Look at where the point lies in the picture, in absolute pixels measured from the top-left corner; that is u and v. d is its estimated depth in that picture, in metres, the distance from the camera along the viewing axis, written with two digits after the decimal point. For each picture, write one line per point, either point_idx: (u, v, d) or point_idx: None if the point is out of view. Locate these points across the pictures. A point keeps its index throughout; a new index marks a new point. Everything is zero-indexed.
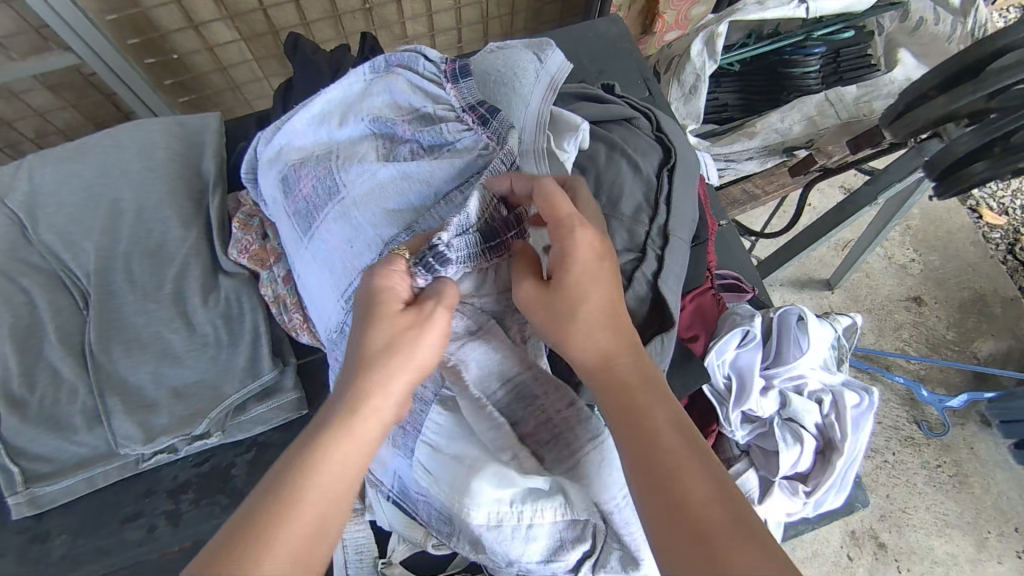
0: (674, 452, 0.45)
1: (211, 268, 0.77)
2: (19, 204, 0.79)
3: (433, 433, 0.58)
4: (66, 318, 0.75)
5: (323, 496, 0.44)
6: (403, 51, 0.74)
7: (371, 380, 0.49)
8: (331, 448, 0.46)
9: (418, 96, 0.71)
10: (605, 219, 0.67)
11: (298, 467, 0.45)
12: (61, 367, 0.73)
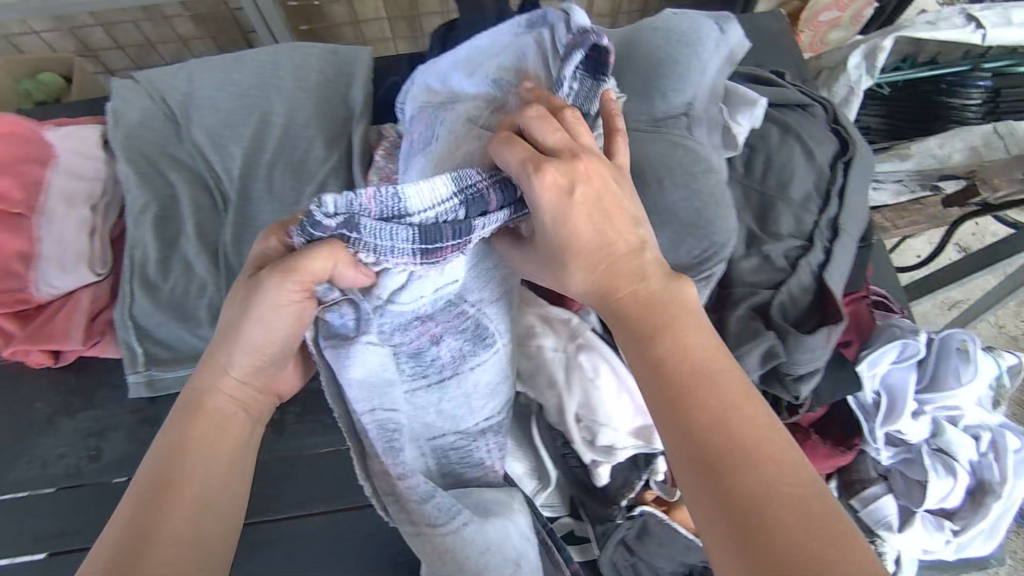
0: (707, 439, 0.39)
1: (349, 190, 0.76)
2: (177, 102, 0.81)
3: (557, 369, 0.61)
4: (205, 216, 0.77)
5: (197, 472, 0.48)
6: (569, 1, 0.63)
7: (221, 352, 0.51)
8: (236, 369, 0.51)
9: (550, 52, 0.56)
10: (771, 200, 0.62)
11: (176, 442, 0.49)
12: (195, 261, 0.75)
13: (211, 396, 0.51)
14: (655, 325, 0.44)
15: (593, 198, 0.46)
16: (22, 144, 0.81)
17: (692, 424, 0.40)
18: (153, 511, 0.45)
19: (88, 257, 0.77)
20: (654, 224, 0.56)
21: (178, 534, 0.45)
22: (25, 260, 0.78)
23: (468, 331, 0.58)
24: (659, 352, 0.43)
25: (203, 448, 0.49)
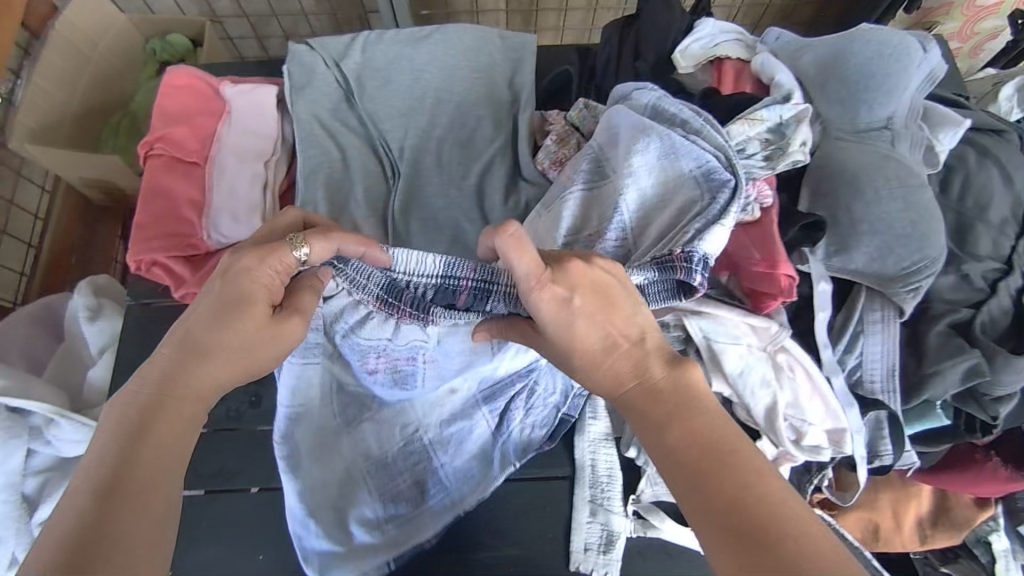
0: (743, 525, 0.42)
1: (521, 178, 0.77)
2: (352, 70, 0.83)
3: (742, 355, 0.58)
4: (374, 183, 0.79)
5: (147, 470, 0.46)
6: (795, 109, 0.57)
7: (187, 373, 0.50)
8: (214, 364, 0.51)
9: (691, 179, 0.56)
10: (969, 221, 0.62)
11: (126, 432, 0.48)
12: (362, 225, 0.76)
13: (180, 374, 0.50)
14: (677, 408, 0.48)
15: (592, 303, 0.49)
16: (199, 99, 0.85)
17: (729, 497, 0.44)
18: (120, 496, 0.44)
19: (259, 208, 0.79)
20: (866, 231, 0.57)
21: (133, 519, 0.44)
22: (196, 208, 0.80)
23: (422, 334, 0.61)
24: (673, 437, 0.47)
25: (155, 435, 0.48)
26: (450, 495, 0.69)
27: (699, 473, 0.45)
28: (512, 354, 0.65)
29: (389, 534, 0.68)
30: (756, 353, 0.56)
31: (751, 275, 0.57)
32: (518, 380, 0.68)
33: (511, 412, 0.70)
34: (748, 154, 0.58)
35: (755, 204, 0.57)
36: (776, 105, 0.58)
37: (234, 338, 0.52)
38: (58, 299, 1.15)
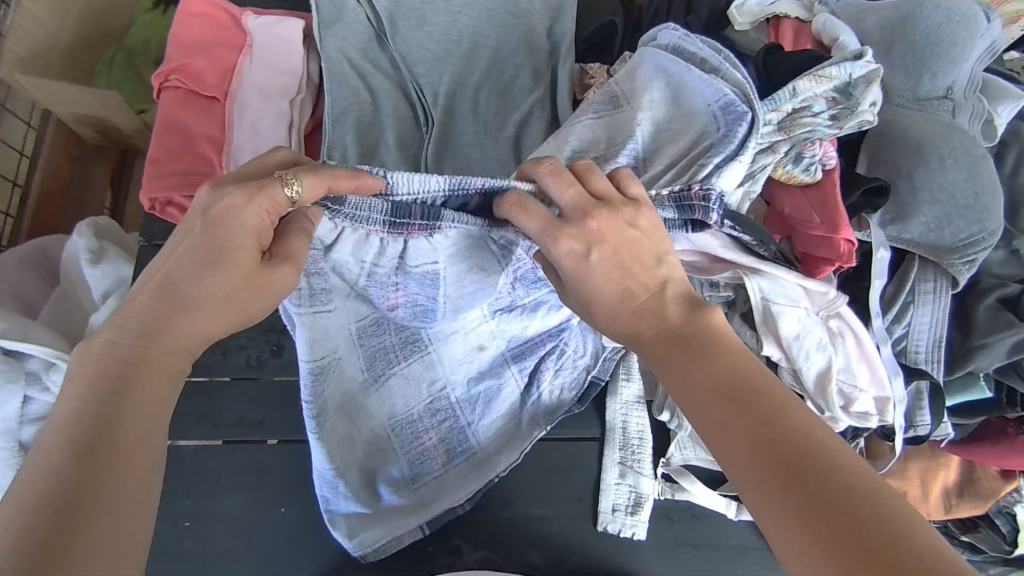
0: (774, 455, 0.40)
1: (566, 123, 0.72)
2: (384, 8, 0.79)
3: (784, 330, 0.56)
4: (406, 130, 0.76)
5: (134, 424, 0.44)
6: (857, 63, 0.53)
7: (182, 324, 0.48)
8: (198, 319, 0.49)
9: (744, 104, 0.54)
10: (1021, 197, 0.61)
11: (113, 386, 0.44)
12: (394, 172, 0.74)
13: (166, 326, 0.48)
14: (695, 350, 0.47)
15: (610, 254, 0.48)
16: (219, 31, 0.80)
17: (742, 432, 0.42)
18: (105, 443, 0.42)
19: (285, 148, 0.76)
20: (925, 199, 0.56)
21: (122, 466, 0.42)
22: (216, 145, 0.75)
23: (449, 267, 0.58)
24: (707, 379, 0.45)
25: (141, 386, 0.46)
26: (473, 452, 0.68)
27: (726, 415, 0.43)
28: (547, 311, 0.65)
29: (416, 496, 0.67)
30: (812, 317, 0.57)
31: (808, 238, 0.57)
32: (550, 338, 0.67)
33: (539, 372, 0.68)
34: (815, 113, 0.54)
35: (819, 165, 0.56)
36: (847, 62, 0.53)
37: (227, 280, 0.49)
38: (52, 242, 1.09)
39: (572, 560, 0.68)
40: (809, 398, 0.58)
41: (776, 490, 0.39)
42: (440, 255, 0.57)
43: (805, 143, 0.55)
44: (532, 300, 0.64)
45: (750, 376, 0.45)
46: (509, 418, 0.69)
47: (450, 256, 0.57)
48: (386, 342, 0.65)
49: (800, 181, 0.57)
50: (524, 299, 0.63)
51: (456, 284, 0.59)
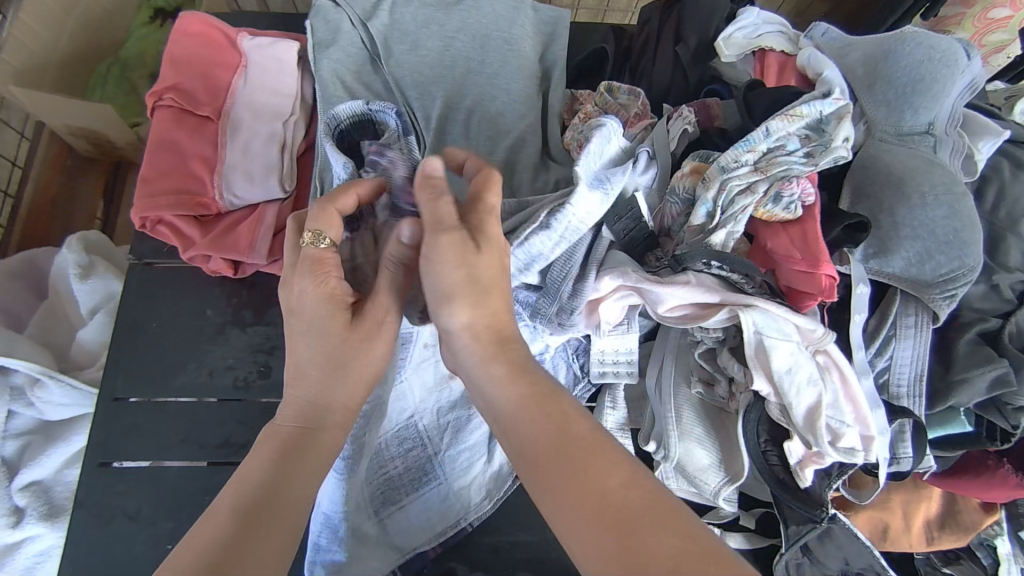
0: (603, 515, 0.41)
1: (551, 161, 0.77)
2: (378, 32, 0.80)
3: (775, 368, 0.57)
4: None
5: (294, 499, 0.47)
6: (822, 107, 0.62)
7: (336, 394, 0.52)
8: (352, 386, 0.53)
9: (735, 178, 0.61)
10: (1001, 231, 0.62)
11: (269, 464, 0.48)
12: None
13: (323, 404, 0.52)
14: (546, 417, 0.47)
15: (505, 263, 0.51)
16: (212, 49, 0.80)
17: (575, 496, 0.42)
18: (272, 502, 0.46)
19: (276, 169, 0.76)
20: (907, 235, 0.58)
21: (278, 524, 0.45)
22: (207, 165, 0.75)
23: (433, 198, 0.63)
24: (539, 422, 0.47)
25: (307, 455, 0.50)
26: (450, 494, 0.66)
27: (552, 470, 0.44)
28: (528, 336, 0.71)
29: (390, 536, 0.65)
30: (801, 352, 0.57)
31: (791, 273, 0.60)
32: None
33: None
34: (790, 151, 0.62)
35: (798, 203, 0.60)
36: (817, 101, 0.62)
37: (335, 349, 0.52)
38: (41, 253, 1.08)
39: None
40: (796, 433, 0.58)
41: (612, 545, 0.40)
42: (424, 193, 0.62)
43: (782, 182, 0.61)
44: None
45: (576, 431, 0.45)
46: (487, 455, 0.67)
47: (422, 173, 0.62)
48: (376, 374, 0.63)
49: (781, 219, 0.61)
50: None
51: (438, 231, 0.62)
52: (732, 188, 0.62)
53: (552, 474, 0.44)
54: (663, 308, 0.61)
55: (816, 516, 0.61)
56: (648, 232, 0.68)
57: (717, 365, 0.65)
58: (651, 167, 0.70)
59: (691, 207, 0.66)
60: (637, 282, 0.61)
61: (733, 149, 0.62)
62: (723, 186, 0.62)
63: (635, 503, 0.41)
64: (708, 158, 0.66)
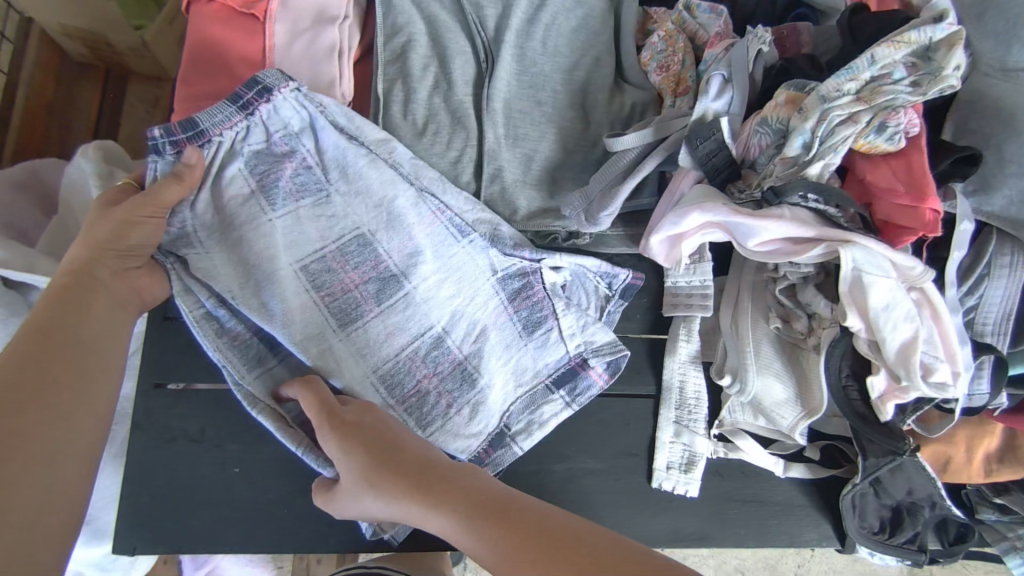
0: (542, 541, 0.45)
1: (625, 87, 0.74)
2: None
3: (872, 305, 0.57)
4: (466, 63, 0.71)
5: (83, 338, 0.53)
6: (939, 27, 0.55)
7: (127, 275, 0.57)
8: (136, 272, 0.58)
9: (837, 108, 0.57)
10: None
11: (54, 310, 0.53)
12: (456, 110, 0.70)
13: (115, 277, 0.56)
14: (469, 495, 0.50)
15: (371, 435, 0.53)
16: None
17: (519, 544, 0.45)
18: (25, 399, 0.48)
19: (338, 81, 0.70)
20: (1013, 173, 0.56)
21: (45, 423, 0.48)
22: (255, 69, 0.68)
23: (377, 224, 0.63)
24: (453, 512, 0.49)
25: (73, 358, 0.52)
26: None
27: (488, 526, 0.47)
28: (481, 272, 0.66)
29: None
30: (899, 289, 0.57)
31: (891, 206, 0.58)
32: (465, 361, 0.66)
33: (479, 370, 0.66)
34: (896, 80, 0.57)
35: (902, 134, 0.56)
36: (928, 26, 0.56)
37: (123, 280, 0.57)
38: (45, 165, 0.96)
39: (626, 514, 0.68)
40: (884, 366, 0.59)
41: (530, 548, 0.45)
42: (283, 257, 0.60)
43: (887, 112, 0.56)
44: (479, 287, 0.66)
45: (486, 497, 0.49)
46: (460, 430, 0.65)
47: (348, 230, 0.63)
48: (341, 344, 0.62)
49: (882, 151, 0.58)
50: (405, 341, 0.64)
51: (399, 242, 0.63)
52: (833, 118, 0.57)
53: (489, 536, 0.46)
54: (753, 243, 0.60)
55: (899, 448, 0.62)
56: (727, 160, 0.64)
57: (797, 301, 0.64)
58: (726, 92, 0.65)
59: (783, 140, 0.61)
60: (728, 214, 0.58)
61: (834, 77, 0.57)
62: (823, 116, 0.57)
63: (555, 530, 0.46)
64: (805, 86, 0.61)
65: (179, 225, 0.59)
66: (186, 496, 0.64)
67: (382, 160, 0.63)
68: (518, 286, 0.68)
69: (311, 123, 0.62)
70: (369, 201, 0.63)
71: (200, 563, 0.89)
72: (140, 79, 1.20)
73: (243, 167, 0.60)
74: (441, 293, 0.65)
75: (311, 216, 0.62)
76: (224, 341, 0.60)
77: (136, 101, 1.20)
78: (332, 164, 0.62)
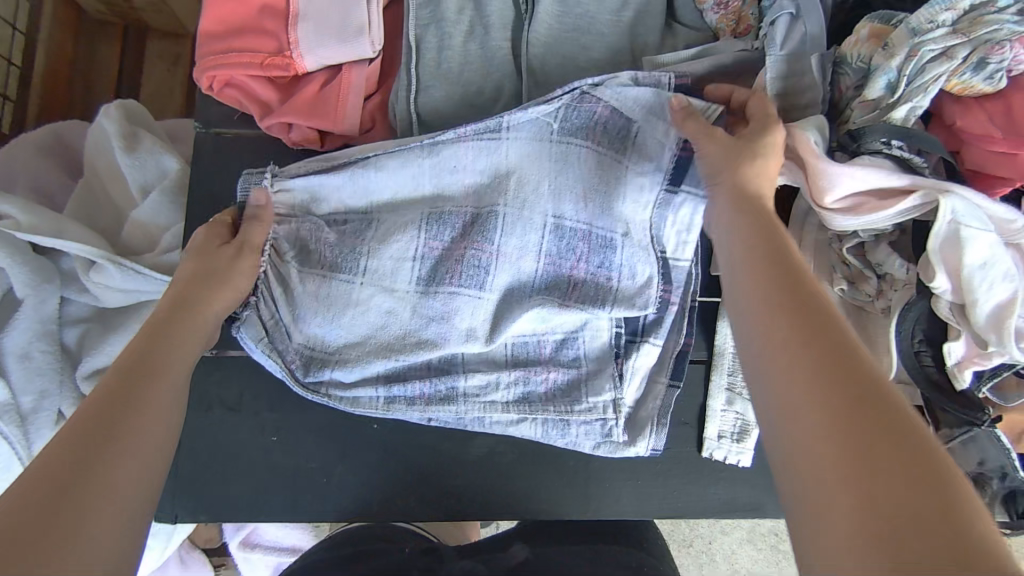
0: (832, 386, 0.37)
1: (678, 27, 0.68)
2: None
3: (972, 263, 0.51)
4: (505, 6, 0.66)
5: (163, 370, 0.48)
6: None
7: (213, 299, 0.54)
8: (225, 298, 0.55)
9: (932, 43, 0.50)
10: None
11: (148, 348, 0.49)
12: (496, 59, 0.66)
13: (193, 308, 0.53)
14: (784, 295, 0.43)
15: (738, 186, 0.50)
16: None
17: (815, 376, 0.38)
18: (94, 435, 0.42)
19: (370, 28, 0.63)
20: None
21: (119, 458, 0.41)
22: (279, 15, 0.64)
23: (434, 193, 0.60)
24: (759, 292, 0.44)
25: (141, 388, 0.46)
26: (623, 407, 0.63)
27: (786, 345, 0.41)
28: (534, 150, 0.59)
29: (638, 378, 0.64)
30: (1000, 244, 0.52)
31: (982, 154, 0.53)
32: (596, 229, 0.60)
33: (602, 219, 0.60)
34: (1001, 9, 0.50)
35: (1004, 73, 0.50)
36: None
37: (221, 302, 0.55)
38: (69, 127, 0.93)
39: (677, 482, 0.66)
40: (969, 330, 0.54)
41: (828, 422, 0.36)
42: (399, 284, 0.60)
43: (989, 46, 0.49)
44: (546, 160, 0.59)
45: (827, 322, 0.41)
46: (637, 304, 0.61)
47: (416, 217, 0.60)
48: (544, 345, 0.63)
49: (976, 92, 0.52)
50: (533, 262, 0.61)
51: (464, 186, 0.60)
52: (925, 54, 0.50)
53: (796, 351, 0.40)
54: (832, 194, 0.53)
55: (977, 419, 0.58)
56: (806, 98, 0.59)
57: (866, 261, 0.59)
58: (795, 29, 0.57)
59: (865, 80, 0.55)
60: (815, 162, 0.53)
61: (928, 6, 0.51)
62: (913, 52, 0.51)
63: (850, 393, 0.37)
64: (892, 19, 0.54)
65: (316, 338, 0.61)
66: (228, 463, 0.63)
67: (384, 156, 0.58)
68: (580, 125, 0.58)
69: (314, 188, 0.59)
70: (408, 188, 0.60)
71: (240, 527, 0.90)
72: (161, 33, 1.13)
73: (301, 274, 0.59)
74: (526, 185, 0.59)
75: (382, 242, 0.59)
76: (422, 403, 0.62)
77: (156, 59, 1.14)
78: (355, 198, 0.60)
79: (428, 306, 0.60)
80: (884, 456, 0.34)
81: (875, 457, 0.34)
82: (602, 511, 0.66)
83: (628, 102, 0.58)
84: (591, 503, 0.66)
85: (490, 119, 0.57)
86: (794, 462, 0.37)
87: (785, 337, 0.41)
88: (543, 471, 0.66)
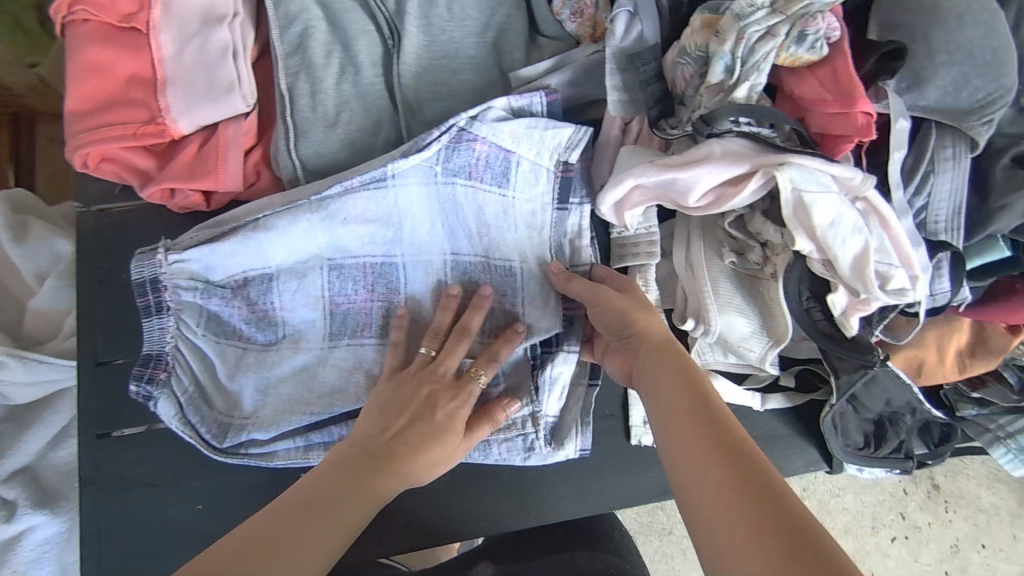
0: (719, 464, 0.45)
1: (543, 40, 0.71)
2: None
3: (826, 226, 0.54)
4: (372, 44, 0.68)
5: (339, 520, 0.47)
6: None
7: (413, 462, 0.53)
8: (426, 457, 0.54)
9: (755, 25, 0.54)
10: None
11: (341, 490, 0.49)
12: (371, 96, 0.67)
13: (391, 453, 0.53)
14: (672, 388, 0.52)
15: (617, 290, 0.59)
16: None
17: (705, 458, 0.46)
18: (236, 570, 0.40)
19: (238, 83, 0.64)
20: (943, 61, 0.55)
21: None
22: (145, 84, 0.64)
23: (332, 250, 0.60)
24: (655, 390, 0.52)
25: (300, 519, 0.45)
26: (543, 419, 0.65)
27: (682, 434, 0.48)
28: (422, 193, 0.61)
29: (558, 386, 0.65)
30: (844, 203, 0.54)
31: (823, 116, 0.56)
32: (492, 260, 0.63)
33: (498, 247, 0.63)
34: None
35: (824, 40, 0.55)
36: None
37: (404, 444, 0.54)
38: None
39: (614, 475, 0.68)
40: (841, 283, 0.57)
41: (724, 498, 0.43)
42: (309, 340, 0.62)
43: (805, 19, 0.54)
44: (434, 201, 0.61)
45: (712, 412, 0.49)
46: (540, 320, 0.64)
47: (315, 271, 0.60)
48: None
49: (806, 61, 0.56)
50: (436, 298, 0.63)
51: (358, 239, 0.60)
52: (750, 35, 0.54)
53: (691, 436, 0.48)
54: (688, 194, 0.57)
55: (869, 360, 0.62)
56: (660, 91, 0.62)
57: (748, 232, 0.61)
58: (636, 26, 0.62)
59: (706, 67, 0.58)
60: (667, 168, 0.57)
61: None
62: (741, 35, 0.55)
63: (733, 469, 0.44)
64: (720, 7, 0.58)
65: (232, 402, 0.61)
66: (160, 541, 0.62)
67: (272, 216, 0.57)
68: (463, 161, 0.60)
69: (207, 259, 0.57)
70: (304, 248, 0.59)
71: None
72: (51, 114, 1.11)
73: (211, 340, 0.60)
74: (419, 227, 0.62)
75: (281, 304, 0.60)
76: None
77: (50, 141, 1.11)
78: (254, 261, 0.58)
79: (341, 356, 0.62)
80: (767, 515, 0.40)
81: (762, 517, 0.40)
82: (546, 518, 0.67)
83: (504, 134, 0.60)
84: (534, 512, 0.67)
85: (375, 169, 0.58)
86: (709, 536, 0.42)
87: (683, 428, 0.49)
88: (482, 490, 0.66)
